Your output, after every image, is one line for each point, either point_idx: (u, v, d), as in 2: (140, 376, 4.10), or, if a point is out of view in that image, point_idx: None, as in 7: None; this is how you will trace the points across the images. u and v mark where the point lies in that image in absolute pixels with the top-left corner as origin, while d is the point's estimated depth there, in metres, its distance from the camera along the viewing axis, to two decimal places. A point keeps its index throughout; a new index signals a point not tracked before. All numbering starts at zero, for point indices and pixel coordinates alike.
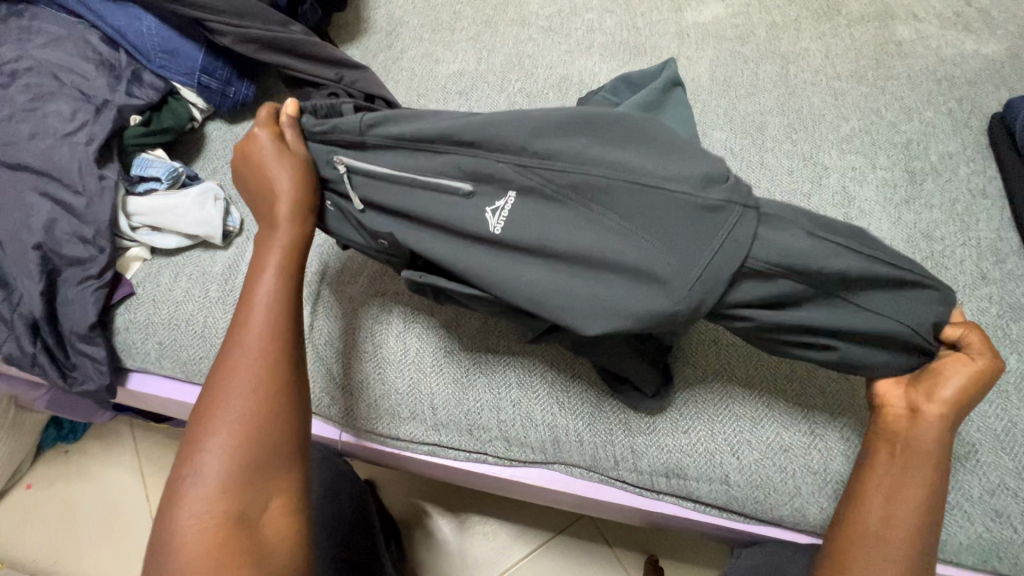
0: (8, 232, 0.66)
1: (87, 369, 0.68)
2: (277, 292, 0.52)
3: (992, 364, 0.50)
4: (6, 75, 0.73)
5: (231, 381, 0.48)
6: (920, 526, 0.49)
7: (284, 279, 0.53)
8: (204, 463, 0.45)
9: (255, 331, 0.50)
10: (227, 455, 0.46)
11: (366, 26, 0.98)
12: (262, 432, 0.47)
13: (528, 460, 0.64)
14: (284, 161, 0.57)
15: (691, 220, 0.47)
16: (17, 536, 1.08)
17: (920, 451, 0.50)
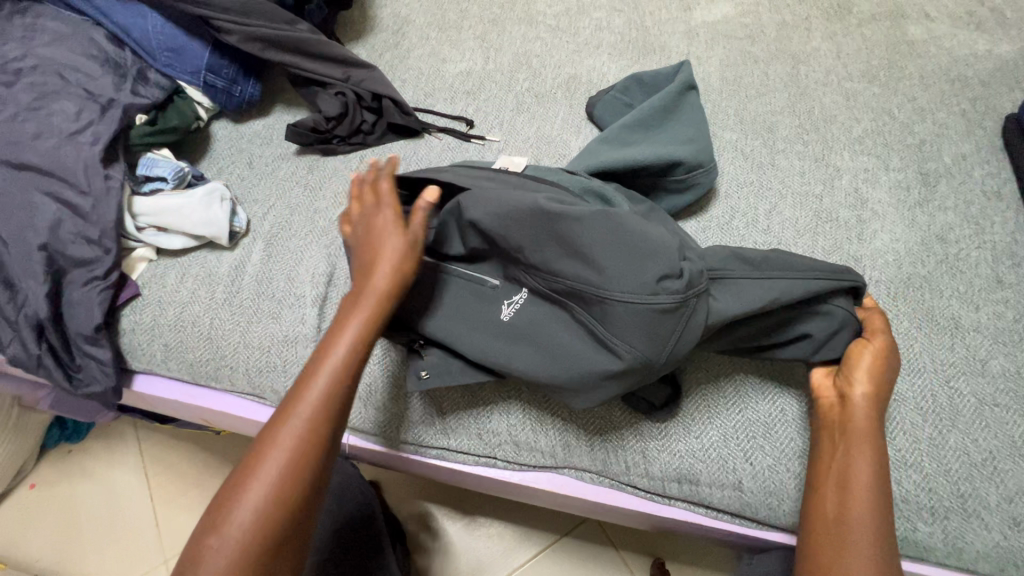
0: (13, 232, 0.65)
1: (92, 371, 0.67)
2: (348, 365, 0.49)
3: (883, 339, 0.56)
4: (10, 73, 0.72)
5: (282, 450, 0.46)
6: (878, 511, 0.49)
7: (357, 351, 0.50)
8: (232, 514, 0.44)
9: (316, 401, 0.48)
10: (255, 513, 0.44)
11: (372, 25, 0.97)
12: (292, 498, 0.45)
13: (537, 465, 0.64)
14: (394, 238, 0.53)
15: (656, 320, 0.52)
16: (20, 536, 1.08)
17: (858, 433, 0.52)
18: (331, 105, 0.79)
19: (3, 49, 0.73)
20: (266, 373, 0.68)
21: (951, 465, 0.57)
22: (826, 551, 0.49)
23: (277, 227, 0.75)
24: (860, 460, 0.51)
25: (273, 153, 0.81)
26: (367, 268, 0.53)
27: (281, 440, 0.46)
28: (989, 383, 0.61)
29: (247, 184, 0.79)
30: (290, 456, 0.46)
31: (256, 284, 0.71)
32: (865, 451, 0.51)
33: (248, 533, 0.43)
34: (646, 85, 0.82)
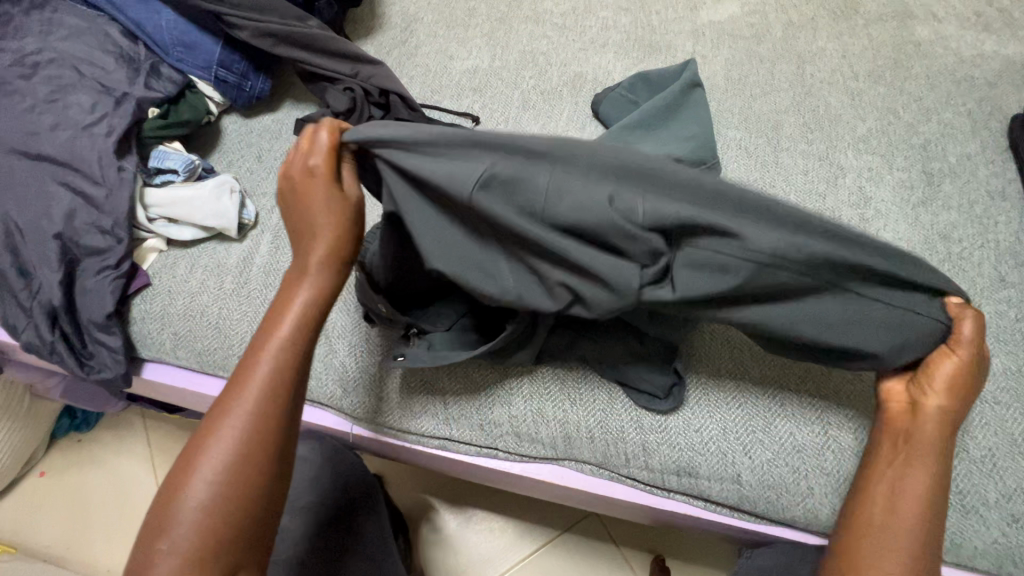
0: (28, 221, 0.66)
1: (103, 358, 0.69)
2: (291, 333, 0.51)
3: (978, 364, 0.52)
4: (28, 66, 0.73)
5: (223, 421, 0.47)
6: (924, 522, 0.49)
7: (298, 318, 0.51)
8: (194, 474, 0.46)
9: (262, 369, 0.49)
10: (209, 497, 0.45)
11: (381, 22, 0.98)
12: (248, 484, 0.46)
13: (538, 456, 0.65)
14: (322, 198, 0.52)
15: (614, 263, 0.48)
16: (29, 523, 1.09)
17: (920, 444, 0.51)
18: (339, 101, 0.81)
19: (21, 43, 0.75)
20: None
21: (950, 461, 0.57)
22: (862, 554, 0.49)
23: None
24: (918, 472, 0.50)
25: (282, 147, 0.83)
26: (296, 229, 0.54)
27: (227, 431, 0.47)
28: (990, 381, 0.61)
29: (256, 177, 0.80)
30: (240, 442, 0.47)
31: (264, 275, 0.72)
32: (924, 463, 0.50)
33: (208, 519, 0.45)
34: (651, 82, 0.82)
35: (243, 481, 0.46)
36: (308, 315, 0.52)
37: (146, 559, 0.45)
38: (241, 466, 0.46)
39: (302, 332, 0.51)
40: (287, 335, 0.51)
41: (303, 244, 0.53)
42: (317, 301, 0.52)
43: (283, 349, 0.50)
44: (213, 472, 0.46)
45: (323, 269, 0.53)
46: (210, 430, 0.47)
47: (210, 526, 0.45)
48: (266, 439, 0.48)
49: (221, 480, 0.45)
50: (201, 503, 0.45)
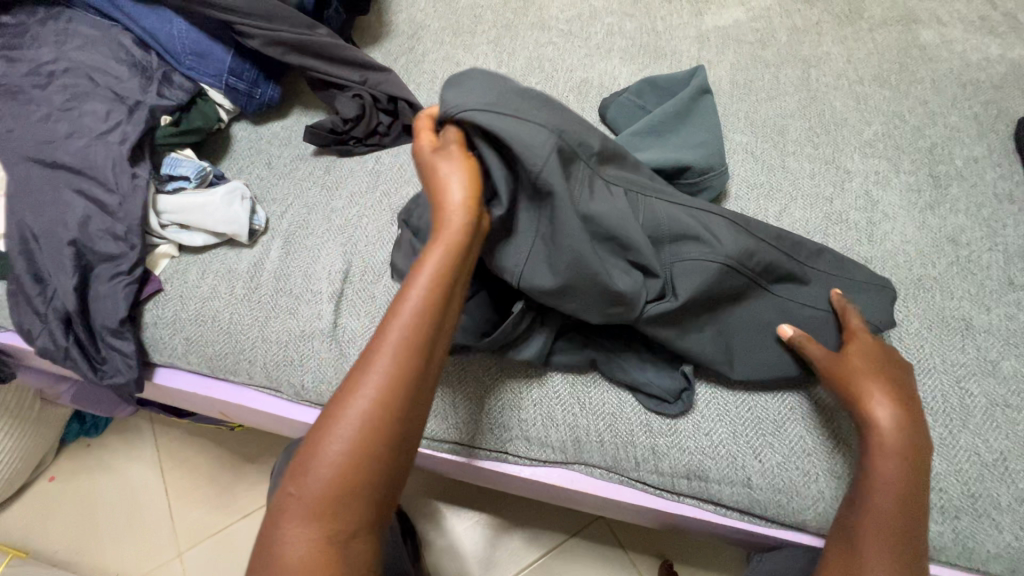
0: (43, 228, 0.67)
1: (116, 363, 0.70)
2: (430, 292, 0.46)
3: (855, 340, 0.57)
4: (43, 75, 0.74)
5: (364, 382, 0.44)
6: (903, 518, 0.49)
7: (439, 279, 0.46)
8: (333, 430, 0.44)
9: (401, 328, 0.45)
10: (345, 457, 0.43)
11: (389, 29, 0.99)
12: (382, 454, 0.44)
13: (547, 460, 0.65)
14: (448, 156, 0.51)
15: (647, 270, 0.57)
16: (39, 527, 1.10)
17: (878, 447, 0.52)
18: (348, 107, 0.81)
19: (36, 52, 0.76)
20: (283, 368, 0.69)
21: (961, 465, 0.57)
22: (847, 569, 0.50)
23: (295, 226, 0.77)
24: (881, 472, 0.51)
25: (291, 154, 0.84)
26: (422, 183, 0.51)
27: (360, 395, 0.44)
28: (1001, 385, 0.61)
29: (266, 184, 0.81)
30: (372, 408, 0.44)
31: (275, 281, 0.72)
32: (889, 467, 0.51)
33: (345, 481, 0.43)
34: (660, 88, 0.82)
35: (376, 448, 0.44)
36: (446, 273, 0.47)
37: (280, 507, 0.44)
38: (377, 434, 0.44)
39: (442, 292, 0.46)
40: (421, 296, 0.46)
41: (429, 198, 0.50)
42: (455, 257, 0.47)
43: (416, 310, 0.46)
44: (352, 436, 0.43)
45: (457, 233, 0.47)
46: (352, 388, 0.45)
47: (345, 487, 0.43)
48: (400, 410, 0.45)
49: (359, 443, 0.43)
50: (336, 463, 0.43)
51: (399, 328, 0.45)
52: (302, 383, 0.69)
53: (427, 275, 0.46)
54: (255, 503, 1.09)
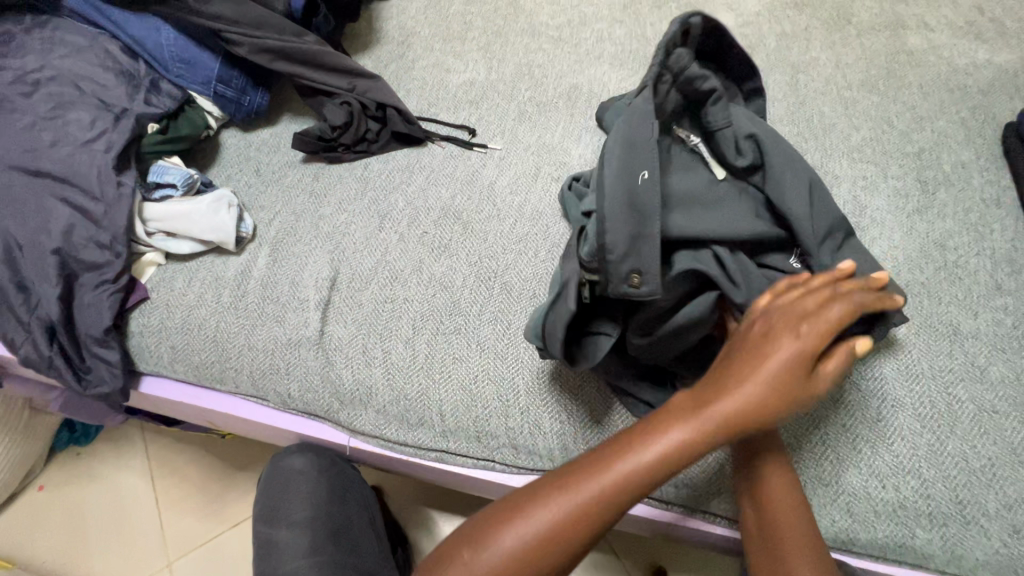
0: (27, 236, 0.67)
1: (101, 372, 0.69)
2: (661, 458, 0.47)
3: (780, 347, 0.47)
4: (29, 84, 0.74)
5: (560, 498, 0.47)
6: (796, 512, 0.52)
7: (672, 456, 0.47)
8: (516, 522, 0.47)
9: (615, 477, 0.47)
10: (512, 559, 0.46)
11: (379, 36, 0.99)
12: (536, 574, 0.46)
13: (534, 469, 0.64)
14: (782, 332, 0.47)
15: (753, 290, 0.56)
16: (27, 538, 1.09)
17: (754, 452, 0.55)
18: (337, 114, 0.81)
19: (22, 61, 0.76)
20: (269, 376, 0.69)
21: (948, 471, 0.57)
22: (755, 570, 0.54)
23: (282, 233, 0.76)
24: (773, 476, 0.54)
25: (279, 160, 0.83)
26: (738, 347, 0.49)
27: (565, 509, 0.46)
28: (989, 391, 0.61)
29: (253, 191, 0.81)
30: (556, 530, 0.46)
31: (261, 289, 0.72)
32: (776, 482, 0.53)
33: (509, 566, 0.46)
34: None
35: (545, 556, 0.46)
36: (676, 456, 0.47)
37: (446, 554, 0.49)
38: (541, 556, 0.46)
39: (669, 467, 0.47)
40: (656, 459, 0.47)
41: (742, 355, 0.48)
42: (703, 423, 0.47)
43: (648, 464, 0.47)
44: (529, 539, 0.46)
45: (712, 420, 0.47)
46: (559, 488, 0.48)
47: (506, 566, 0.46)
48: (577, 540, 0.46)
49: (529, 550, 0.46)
50: (508, 556, 0.46)
51: (623, 471, 0.47)
52: (288, 391, 0.69)
53: (662, 442, 0.47)
54: (246, 511, 1.09)
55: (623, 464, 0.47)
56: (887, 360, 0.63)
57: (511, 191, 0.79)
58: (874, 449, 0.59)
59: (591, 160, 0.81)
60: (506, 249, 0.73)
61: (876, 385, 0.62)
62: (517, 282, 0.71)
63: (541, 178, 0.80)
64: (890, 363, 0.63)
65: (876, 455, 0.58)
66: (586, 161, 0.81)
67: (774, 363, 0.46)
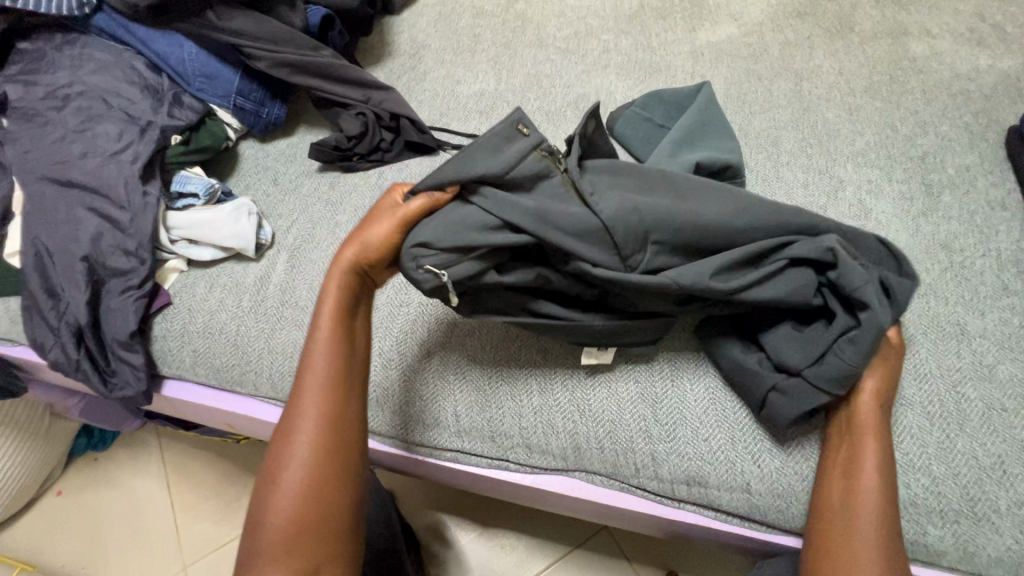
0: (56, 244, 0.69)
1: (125, 376, 0.71)
2: (338, 325, 0.56)
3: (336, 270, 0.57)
4: (59, 98, 0.77)
5: (296, 427, 0.53)
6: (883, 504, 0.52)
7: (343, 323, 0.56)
8: (283, 476, 0.51)
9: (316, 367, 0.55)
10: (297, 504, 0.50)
11: (391, 49, 1.02)
12: (326, 500, 0.51)
13: (549, 468, 0.65)
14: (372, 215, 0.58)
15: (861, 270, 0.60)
16: (46, 542, 1.11)
17: (866, 429, 0.55)
18: (352, 125, 0.84)
19: (53, 76, 0.79)
20: (288, 379, 0.71)
21: (959, 469, 0.58)
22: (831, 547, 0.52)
23: (300, 240, 0.79)
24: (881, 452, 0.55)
25: (297, 170, 0.86)
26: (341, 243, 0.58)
27: (319, 360, 0.55)
28: (997, 389, 0.61)
29: (272, 200, 0.83)
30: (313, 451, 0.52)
31: (280, 293, 0.74)
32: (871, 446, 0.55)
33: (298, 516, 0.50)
34: (665, 100, 0.84)
35: (340, 443, 0.53)
36: (343, 320, 0.57)
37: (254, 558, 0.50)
38: (318, 483, 0.51)
39: (347, 327, 0.57)
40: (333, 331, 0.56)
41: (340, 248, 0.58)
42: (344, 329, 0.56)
43: (337, 308, 0.56)
44: (299, 474, 0.51)
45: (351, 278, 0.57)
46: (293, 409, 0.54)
47: (302, 533, 0.50)
48: (348, 464, 0.53)
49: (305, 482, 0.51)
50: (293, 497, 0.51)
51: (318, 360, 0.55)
52: None
53: (331, 317, 0.56)
54: None
55: (315, 352, 0.55)
56: None
57: None
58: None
59: None
60: None
61: None
62: None
63: None
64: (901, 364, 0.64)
65: None
66: None
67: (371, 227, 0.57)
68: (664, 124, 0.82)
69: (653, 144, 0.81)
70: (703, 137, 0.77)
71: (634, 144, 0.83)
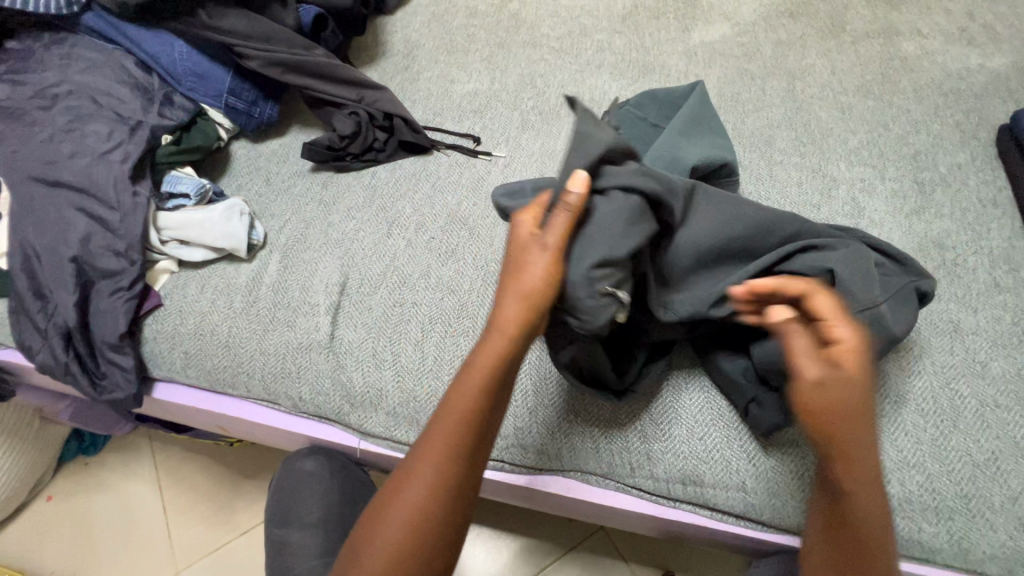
0: (44, 245, 0.68)
1: (115, 378, 0.70)
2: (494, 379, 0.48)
3: (502, 303, 0.49)
4: (48, 98, 0.76)
5: (416, 476, 0.47)
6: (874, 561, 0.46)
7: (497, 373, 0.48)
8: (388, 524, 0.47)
9: (457, 418, 0.48)
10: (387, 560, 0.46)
11: (384, 49, 1.02)
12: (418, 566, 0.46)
13: (543, 468, 0.65)
14: (541, 249, 0.49)
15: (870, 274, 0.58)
16: (35, 548, 1.09)
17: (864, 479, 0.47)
18: (345, 125, 0.83)
19: (41, 76, 0.78)
20: (281, 380, 0.70)
21: (953, 465, 0.58)
22: None
23: (293, 240, 0.78)
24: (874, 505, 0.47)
25: (289, 170, 0.85)
26: (511, 267, 0.49)
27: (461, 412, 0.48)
28: (990, 386, 0.62)
29: (264, 200, 0.83)
30: (423, 513, 0.47)
31: (273, 294, 0.73)
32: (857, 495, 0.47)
33: None
34: (659, 100, 0.83)
35: (450, 510, 0.47)
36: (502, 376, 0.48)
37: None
38: (415, 548, 0.46)
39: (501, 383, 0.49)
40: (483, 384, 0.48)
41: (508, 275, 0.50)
42: (466, 410, 0.48)
43: (498, 355, 0.48)
44: (399, 527, 0.46)
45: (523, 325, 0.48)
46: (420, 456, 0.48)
47: None
48: (455, 531, 0.48)
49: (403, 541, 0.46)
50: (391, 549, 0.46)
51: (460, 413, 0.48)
52: (300, 395, 0.70)
53: (490, 363, 0.48)
54: (254, 519, 1.09)
55: (458, 401, 0.48)
56: (892, 360, 0.64)
57: None
58: (879, 445, 0.60)
59: None
60: None
61: (879, 385, 0.62)
62: None
63: None
64: (894, 362, 0.64)
65: (881, 451, 0.59)
66: None
67: (532, 256, 0.49)
68: (658, 124, 0.81)
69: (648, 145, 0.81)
70: (697, 130, 0.77)
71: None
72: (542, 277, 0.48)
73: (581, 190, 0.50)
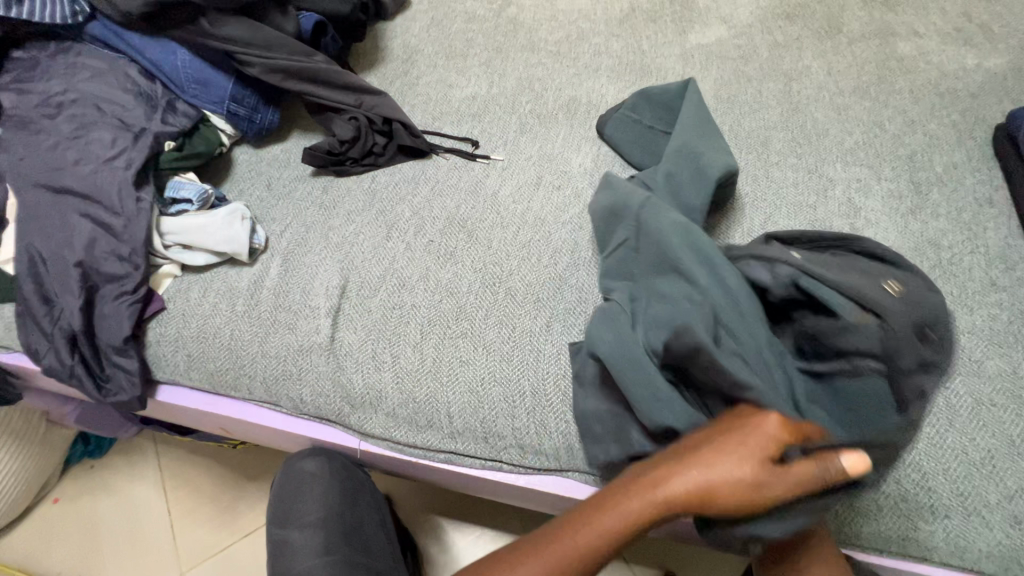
0: (50, 250, 0.70)
1: (120, 381, 0.72)
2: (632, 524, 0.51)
3: (690, 470, 0.51)
4: (53, 106, 0.78)
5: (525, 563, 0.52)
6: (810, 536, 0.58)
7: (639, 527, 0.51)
8: None
9: (585, 539, 0.51)
10: None
11: (384, 55, 1.03)
12: None
13: (542, 468, 0.66)
14: (751, 448, 0.50)
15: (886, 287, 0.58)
16: (42, 550, 1.10)
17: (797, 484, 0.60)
18: (345, 130, 0.84)
19: (47, 85, 0.79)
20: (282, 382, 0.71)
21: (949, 464, 0.58)
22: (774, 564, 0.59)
23: (294, 244, 0.79)
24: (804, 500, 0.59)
25: (290, 175, 0.86)
26: (714, 440, 0.52)
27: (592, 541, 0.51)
28: (986, 384, 0.62)
29: (266, 205, 0.84)
30: None
31: (274, 297, 0.74)
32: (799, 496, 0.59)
33: None
34: (653, 99, 0.83)
35: None
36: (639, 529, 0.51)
37: None
38: None
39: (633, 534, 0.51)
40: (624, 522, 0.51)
41: (710, 442, 0.52)
42: (596, 555, 0.51)
43: (648, 509, 0.51)
44: None
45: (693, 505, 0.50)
46: (538, 544, 0.52)
47: None
48: None
49: None
50: None
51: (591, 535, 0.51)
52: (301, 396, 0.71)
53: (638, 511, 0.51)
54: (257, 521, 1.10)
55: (597, 525, 0.51)
56: None
57: (514, 200, 0.81)
58: None
59: (591, 170, 0.84)
60: (509, 255, 0.76)
61: None
62: (521, 287, 0.73)
63: (542, 186, 0.82)
64: None
65: None
66: (586, 170, 0.84)
67: (745, 446, 0.50)
68: (653, 126, 0.82)
69: (645, 148, 0.82)
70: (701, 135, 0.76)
71: (625, 146, 0.83)
72: (733, 500, 0.50)
73: (856, 470, 0.49)
